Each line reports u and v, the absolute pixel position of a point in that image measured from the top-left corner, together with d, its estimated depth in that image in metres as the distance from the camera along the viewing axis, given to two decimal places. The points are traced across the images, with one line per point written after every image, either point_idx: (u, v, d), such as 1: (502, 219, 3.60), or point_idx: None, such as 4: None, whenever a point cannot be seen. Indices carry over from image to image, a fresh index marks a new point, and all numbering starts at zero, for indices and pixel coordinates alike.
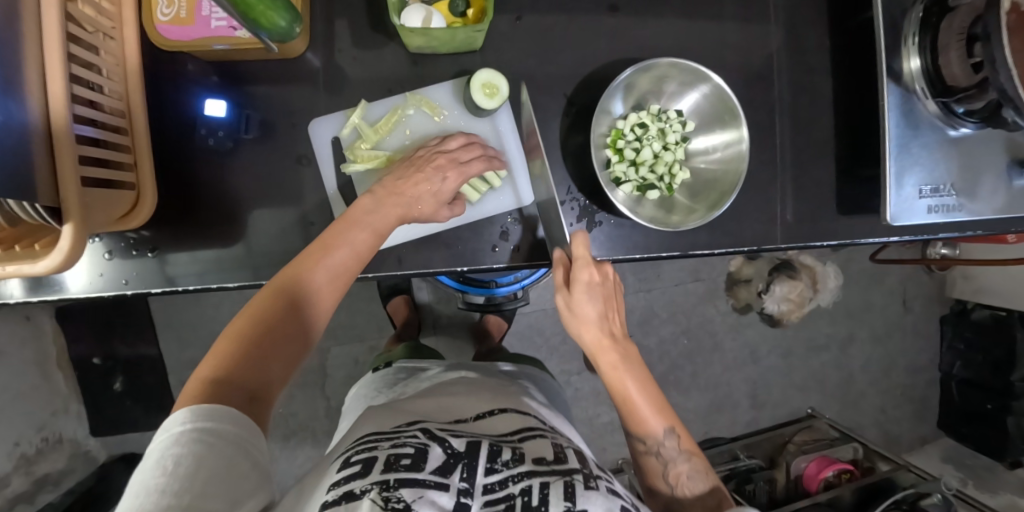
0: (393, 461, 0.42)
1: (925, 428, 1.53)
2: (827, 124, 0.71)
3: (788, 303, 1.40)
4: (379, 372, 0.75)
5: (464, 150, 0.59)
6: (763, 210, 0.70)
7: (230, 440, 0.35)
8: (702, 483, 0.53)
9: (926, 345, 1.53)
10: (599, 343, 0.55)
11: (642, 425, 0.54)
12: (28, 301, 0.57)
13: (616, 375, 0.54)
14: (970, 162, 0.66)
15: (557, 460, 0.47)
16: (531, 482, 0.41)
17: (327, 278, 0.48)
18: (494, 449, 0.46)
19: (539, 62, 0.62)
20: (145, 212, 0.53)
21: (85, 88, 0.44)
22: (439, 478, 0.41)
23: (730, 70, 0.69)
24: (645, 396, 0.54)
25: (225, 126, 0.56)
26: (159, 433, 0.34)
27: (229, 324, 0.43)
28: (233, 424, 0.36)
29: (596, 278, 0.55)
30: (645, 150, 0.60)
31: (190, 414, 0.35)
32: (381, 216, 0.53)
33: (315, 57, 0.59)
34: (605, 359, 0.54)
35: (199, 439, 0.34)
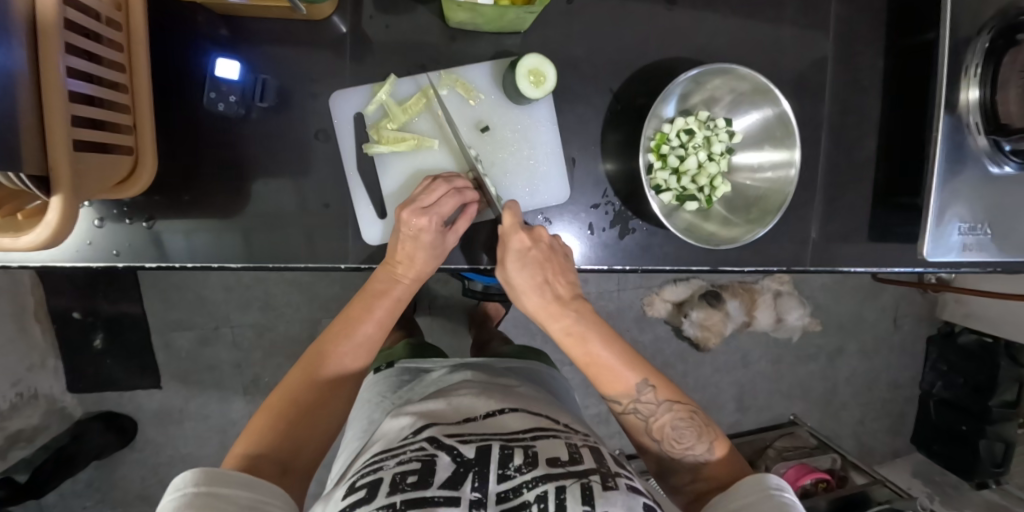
0: (399, 481, 0.40)
1: (898, 442, 1.57)
2: (871, 146, 0.68)
3: (704, 329, 1.35)
4: (381, 373, 0.72)
5: (428, 193, 0.52)
6: (797, 230, 0.67)
7: (240, 504, 0.37)
8: (689, 431, 0.51)
9: (910, 362, 1.56)
10: (546, 308, 0.55)
11: (612, 388, 0.52)
12: (5, 265, 0.51)
13: (575, 341, 0.53)
14: (1011, 202, 0.64)
15: (572, 460, 0.45)
16: (546, 488, 0.39)
17: (344, 360, 0.52)
18: (506, 453, 0.44)
19: (586, 52, 0.57)
20: (144, 180, 0.48)
21: (82, 37, 0.38)
22: (449, 491, 0.39)
23: (782, 78, 0.65)
24: (610, 353, 0.53)
25: (237, 91, 0.51)
26: (170, 493, 0.36)
27: (268, 402, 0.49)
28: (248, 488, 0.39)
29: (527, 244, 0.54)
30: (691, 159, 0.56)
31: (198, 477, 0.37)
32: (397, 283, 0.54)
33: (341, 22, 0.53)
34: (558, 324, 0.54)
35: (211, 501, 0.36)
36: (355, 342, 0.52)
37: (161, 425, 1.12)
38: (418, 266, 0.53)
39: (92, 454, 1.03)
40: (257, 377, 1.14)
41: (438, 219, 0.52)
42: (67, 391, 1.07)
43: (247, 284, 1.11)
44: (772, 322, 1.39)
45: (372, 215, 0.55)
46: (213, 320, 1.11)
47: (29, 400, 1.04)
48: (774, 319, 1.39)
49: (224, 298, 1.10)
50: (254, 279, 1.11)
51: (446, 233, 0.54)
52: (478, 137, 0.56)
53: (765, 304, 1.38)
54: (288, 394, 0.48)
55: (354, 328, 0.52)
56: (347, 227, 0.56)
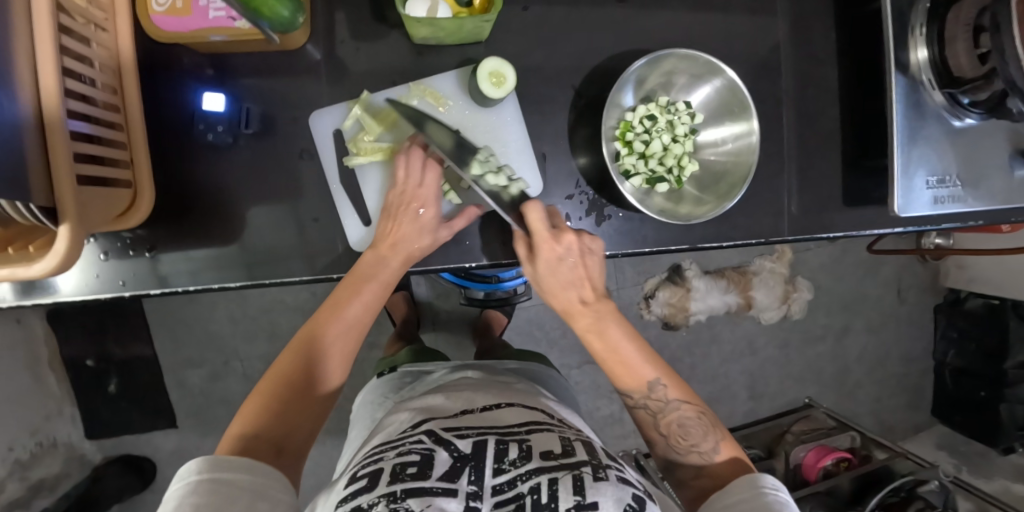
0: (399, 471, 0.42)
1: (919, 416, 1.55)
2: (833, 116, 0.71)
3: (670, 307, 1.37)
4: (384, 377, 0.74)
5: (410, 168, 0.55)
6: (771, 202, 0.69)
7: (242, 486, 0.39)
8: (696, 429, 0.54)
9: (921, 334, 1.55)
10: (570, 307, 0.55)
11: (624, 383, 0.55)
12: (19, 305, 0.55)
13: (592, 337, 0.55)
14: (975, 154, 0.67)
15: (565, 451, 0.47)
16: (540, 479, 0.41)
17: (333, 340, 0.53)
18: (501, 446, 0.46)
19: (547, 54, 0.60)
20: (142, 211, 0.51)
21: (78, 82, 0.42)
22: (447, 484, 0.41)
23: (737, 60, 0.68)
24: (631, 349, 0.55)
25: (224, 120, 0.55)
26: (176, 482, 0.38)
27: (261, 386, 0.50)
28: (251, 472, 0.40)
29: (557, 251, 0.53)
30: (655, 142, 0.59)
31: (202, 465, 0.39)
32: (386, 264, 0.55)
33: (315, 50, 0.57)
34: (577, 322, 0.56)
35: (213, 487, 0.37)
36: (343, 323, 0.54)
37: (179, 464, 1.14)
38: (407, 247, 0.55)
39: (113, 498, 1.05)
40: None
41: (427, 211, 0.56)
42: (85, 438, 1.09)
43: (253, 316, 1.14)
44: (770, 301, 1.41)
45: (357, 222, 0.58)
46: (221, 354, 1.13)
47: (49, 449, 1.05)
48: (772, 297, 1.41)
49: (231, 332, 1.13)
50: (259, 311, 1.14)
51: (439, 226, 0.57)
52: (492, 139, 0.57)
53: (761, 285, 1.40)
54: (281, 380, 0.50)
55: (342, 308, 0.53)
56: (337, 241, 0.59)
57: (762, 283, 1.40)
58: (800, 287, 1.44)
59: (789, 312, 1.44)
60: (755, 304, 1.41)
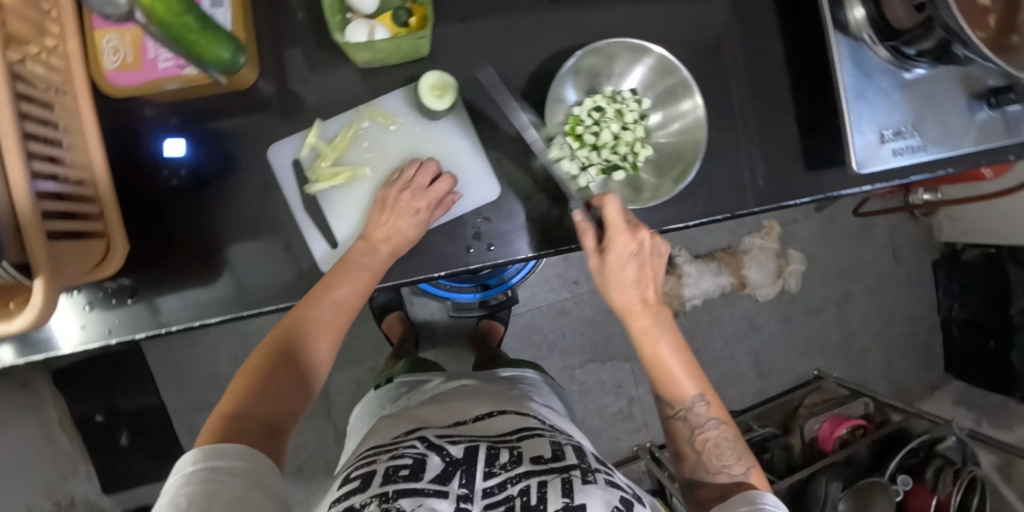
0: (392, 473, 0.43)
1: (932, 375, 1.53)
2: (782, 85, 0.72)
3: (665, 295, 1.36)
4: (381, 389, 0.76)
5: (421, 173, 0.59)
6: (731, 177, 0.71)
7: (240, 474, 0.37)
8: (730, 451, 0.54)
9: (923, 292, 1.54)
10: (631, 306, 0.55)
11: (668, 389, 0.55)
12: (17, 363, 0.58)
13: (648, 340, 0.54)
14: (929, 102, 0.67)
15: (554, 457, 0.47)
16: (529, 482, 0.42)
17: (325, 321, 0.52)
18: (491, 452, 0.47)
19: (490, 62, 0.62)
20: (117, 259, 0.52)
21: (44, 144, 0.46)
22: (438, 485, 0.42)
23: (680, 44, 0.70)
24: (678, 361, 0.55)
25: (186, 164, 0.58)
26: (173, 474, 0.37)
27: (251, 362, 0.49)
28: (247, 457, 0.39)
29: (632, 247, 0.52)
30: (605, 133, 0.61)
31: (201, 454, 0.38)
32: (376, 254, 0.56)
33: (268, 87, 0.60)
34: (635, 322, 0.55)
35: (209, 475, 0.36)
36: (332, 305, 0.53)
37: None
38: (400, 239, 0.56)
39: None
40: None
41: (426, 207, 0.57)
42: (103, 492, 1.11)
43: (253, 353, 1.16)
44: (763, 278, 1.40)
45: (323, 244, 0.60)
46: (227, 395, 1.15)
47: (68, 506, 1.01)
48: (766, 273, 1.40)
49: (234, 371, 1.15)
50: None
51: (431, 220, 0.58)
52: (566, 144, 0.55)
53: (752, 262, 1.39)
54: (272, 358, 0.49)
55: (332, 289, 0.53)
56: (308, 266, 0.60)
57: (754, 259, 1.39)
58: (793, 260, 1.43)
59: (786, 285, 1.44)
60: (751, 281, 1.40)
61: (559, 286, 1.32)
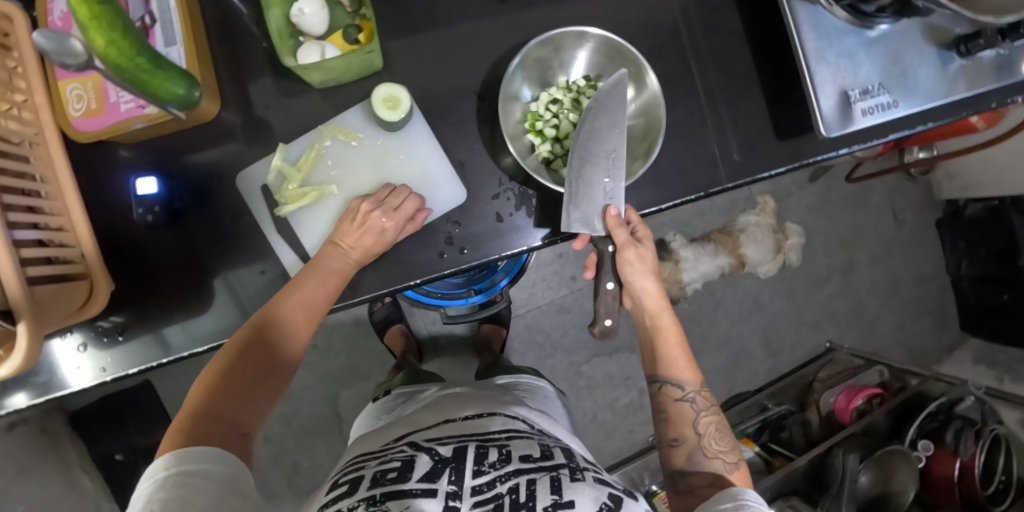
0: (379, 477, 0.44)
1: (948, 335, 1.50)
2: (743, 58, 0.72)
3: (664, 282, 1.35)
4: (379, 401, 0.77)
5: (393, 195, 0.59)
6: (702, 155, 0.71)
7: (212, 477, 0.39)
8: (726, 439, 0.57)
9: (930, 252, 1.50)
10: (653, 296, 0.62)
11: (676, 371, 0.60)
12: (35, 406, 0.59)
13: (666, 325, 0.61)
14: (895, 58, 0.67)
15: (543, 455, 0.47)
16: (518, 480, 0.42)
17: (292, 322, 0.54)
18: (480, 451, 0.47)
19: (445, 67, 0.63)
20: (101, 298, 0.54)
21: (20, 195, 0.48)
22: (427, 484, 0.42)
23: (634, 28, 0.70)
24: (684, 351, 0.61)
25: (159, 201, 0.58)
26: (144, 481, 0.38)
27: (217, 360, 0.50)
28: (220, 462, 0.40)
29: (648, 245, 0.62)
30: (564, 123, 0.64)
31: (171, 459, 0.39)
32: (345, 258, 0.57)
33: (231, 116, 0.61)
34: (657, 307, 0.61)
35: (180, 479, 0.38)
36: (297, 306, 0.54)
37: None
38: (368, 249, 0.57)
39: None
40: (296, 464, 1.23)
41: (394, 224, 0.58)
42: None
43: None
44: (762, 255, 1.38)
45: (298, 261, 0.62)
46: None
47: None
48: (765, 250, 1.39)
49: None
50: None
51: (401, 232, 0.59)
52: (604, 155, 0.60)
53: (750, 241, 1.37)
54: (239, 358, 0.50)
55: (299, 290, 0.54)
56: None
57: (752, 237, 1.38)
58: (791, 233, 1.42)
59: (787, 260, 1.42)
60: (751, 259, 1.38)
61: (556, 284, 1.32)
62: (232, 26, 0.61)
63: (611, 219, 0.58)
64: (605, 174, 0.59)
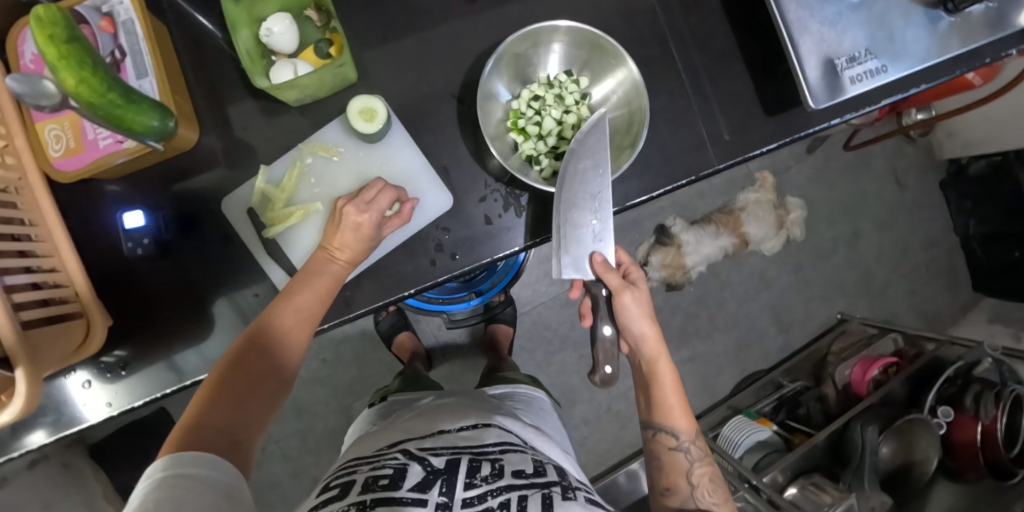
0: (370, 483, 0.44)
1: (962, 296, 1.47)
2: (723, 35, 0.70)
3: (667, 268, 1.34)
4: (373, 408, 0.77)
5: (367, 189, 0.58)
6: (689, 138, 0.69)
7: (205, 481, 0.39)
8: (719, 490, 0.57)
9: (936, 213, 1.48)
10: (650, 338, 0.59)
11: (672, 420, 0.58)
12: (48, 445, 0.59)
13: (663, 372, 0.58)
14: (880, 22, 0.65)
15: (536, 472, 0.48)
16: (510, 496, 0.42)
17: (285, 332, 0.53)
18: (473, 464, 0.47)
19: (421, 73, 0.63)
20: (98, 338, 0.55)
21: (11, 241, 0.49)
22: (417, 494, 0.42)
23: (609, 15, 0.69)
24: (681, 398, 0.59)
25: (147, 233, 0.58)
26: (141, 481, 0.39)
27: (212, 373, 0.50)
28: (215, 469, 0.41)
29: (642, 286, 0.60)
30: (547, 120, 0.63)
31: (167, 462, 0.39)
32: (332, 263, 0.56)
33: (213, 141, 0.61)
34: (654, 352, 0.59)
35: (176, 480, 0.38)
36: (295, 317, 0.54)
37: None
38: (353, 249, 0.56)
39: None
40: (316, 478, 1.23)
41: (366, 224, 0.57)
42: None
43: None
44: (765, 231, 1.37)
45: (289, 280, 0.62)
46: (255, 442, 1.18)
47: None
48: (766, 226, 1.37)
49: None
50: None
51: (383, 227, 0.58)
52: (590, 196, 0.59)
53: (751, 218, 1.36)
54: (233, 370, 0.50)
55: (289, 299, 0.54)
56: None
57: (752, 214, 1.36)
58: (793, 207, 1.39)
59: (790, 235, 1.40)
60: (752, 237, 1.37)
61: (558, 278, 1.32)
62: (205, 51, 0.61)
63: (599, 264, 0.58)
64: (592, 214, 0.59)
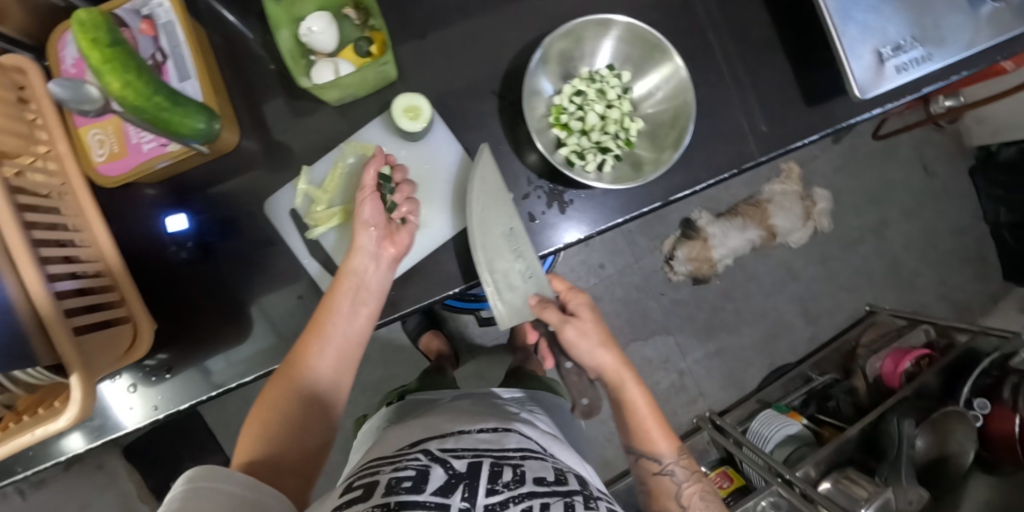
0: (394, 485, 0.40)
1: (993, 285, 1.44)
2: (764, 24, 0.69)
3: (694, 262, 1.33)
4: (391, 405, 0.77)
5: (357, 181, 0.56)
6: (732, 130, 0.68)
7: (226, 496, 0.39)
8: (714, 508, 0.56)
9: (966, 201, 1.45)
10: (610, 366, 0.58)
11: (652, 444, 0.58)
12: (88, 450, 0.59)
13: (628, 396, 0.58)
14: (924, 10, 0.63)
15: (558, 480, 0.45)
16: (532, 503, 0.39)
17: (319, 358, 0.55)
18: (495, 469, 0.43)
19: (461, 70, 0.62)
20: (145, 343, 0.54)
21: (56, 247, 0.48)
22: (440, 498, 0.38)
23: (647, 7, 0.68)
24: (658, 422, 0.58)
25: (191, 236, 0.59)
26: (169, 490, 0.39)
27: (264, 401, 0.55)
28: (236, 484, 0.41)
29: (586, 318, 0.59)
30: (590, 115, 0.62)
31: (191, 473, 0.39)
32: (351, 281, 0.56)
33: (253, 143, 0.61)
34: (618, 379, 0.58)
35: (196, 494, 0.37)
36: (330, 349, 0.55)
37: None
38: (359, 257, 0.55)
39: None
40: None
41: (377, 232, 0.55)
42: None
43: None
44: (792, 223, 1.35)
45: None
46: None
47: None
48: (793, 218, 1.35)
49: None
50: None
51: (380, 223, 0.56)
52: (503, 236, 0.58)
53: (777, 210, 1.34)
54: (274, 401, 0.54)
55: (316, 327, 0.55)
56: None
57: (779, 205, 1.35)
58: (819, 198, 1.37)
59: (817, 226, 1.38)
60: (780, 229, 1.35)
61: (584, 274, 1.33)
62: (243, 53, 0.61)
63: (537, 304, 0.58)
64: (511, 254, 0.58)
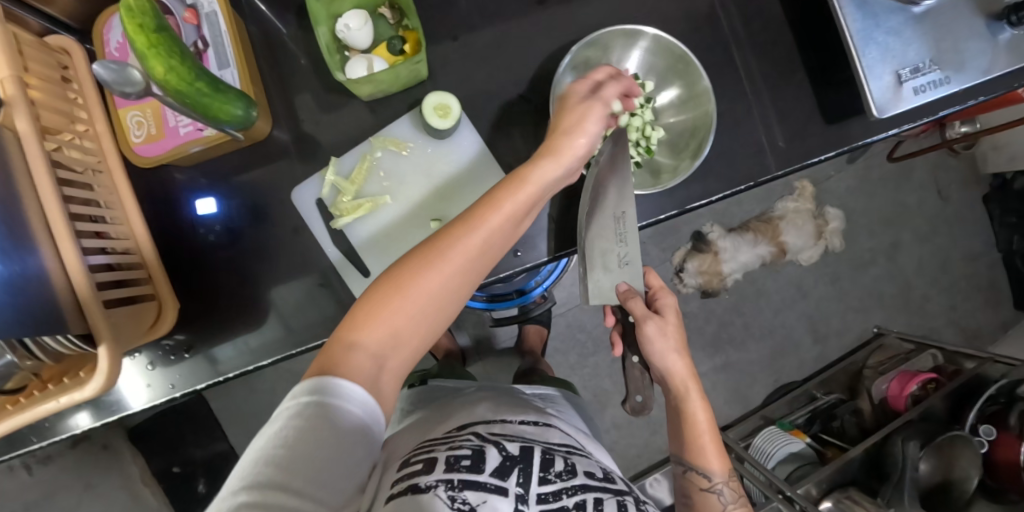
0: (454, 462, 0.41)
1: (1003, 312, 1.44)
2: (787, 42, 0.70)
3: (704, 275, 1.32)
4: (413, 389, 0.76)
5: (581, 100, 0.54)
6: (752, 143, 0.69)
7: (343, 428, 0.36)
8: None
9: (979, 228, 1.45)
10: (682, 375, 0.58)
11: (702, 458, 0.56)
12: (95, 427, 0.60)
13: (692, 408, 0.56)
14: (945, 34, 0.64)
15: (605, 477, 0.48)
16: (585, 497, 0.42)
17: (449, 269, 0.47)
18: (546, 457, 0.46)
19: (489, 72, 0.63)
20: (168, 320, 0.56)
21: (90, 222, 0.49)
22: (498, 481, 0.41)
23: (673, 19, 0.69)
24: (714, 439, 0.57)
25: (219, 220, 0.61)
26: (287, 399, 0.36)
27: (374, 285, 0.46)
28: (349, 407, 0.37)
29: (668, 320, 0.60)
30: None
31: (314, 386, 0.36)
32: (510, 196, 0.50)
33: (283, 134, 0.62)
34: (683, 390, 0.57)
35: (320, 416, 0.35)
36: (453, 266, 0.47)
37: None
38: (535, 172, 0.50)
39: None
40: None
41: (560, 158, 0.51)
42: None
43: None
44: (804, 240, 1.35)
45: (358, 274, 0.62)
46: None
47: None
48: (805, 236, 1.35)
49: None
50: None
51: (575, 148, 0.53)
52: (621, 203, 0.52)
53: (790, 227, 1.34)
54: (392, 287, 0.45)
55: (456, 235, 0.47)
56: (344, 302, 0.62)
57: (792, 223, 1.34)
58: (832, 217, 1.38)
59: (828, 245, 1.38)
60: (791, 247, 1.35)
61: None
62: (278, 46, 0.62)
63: (624, 293, 0.61)
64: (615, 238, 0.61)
